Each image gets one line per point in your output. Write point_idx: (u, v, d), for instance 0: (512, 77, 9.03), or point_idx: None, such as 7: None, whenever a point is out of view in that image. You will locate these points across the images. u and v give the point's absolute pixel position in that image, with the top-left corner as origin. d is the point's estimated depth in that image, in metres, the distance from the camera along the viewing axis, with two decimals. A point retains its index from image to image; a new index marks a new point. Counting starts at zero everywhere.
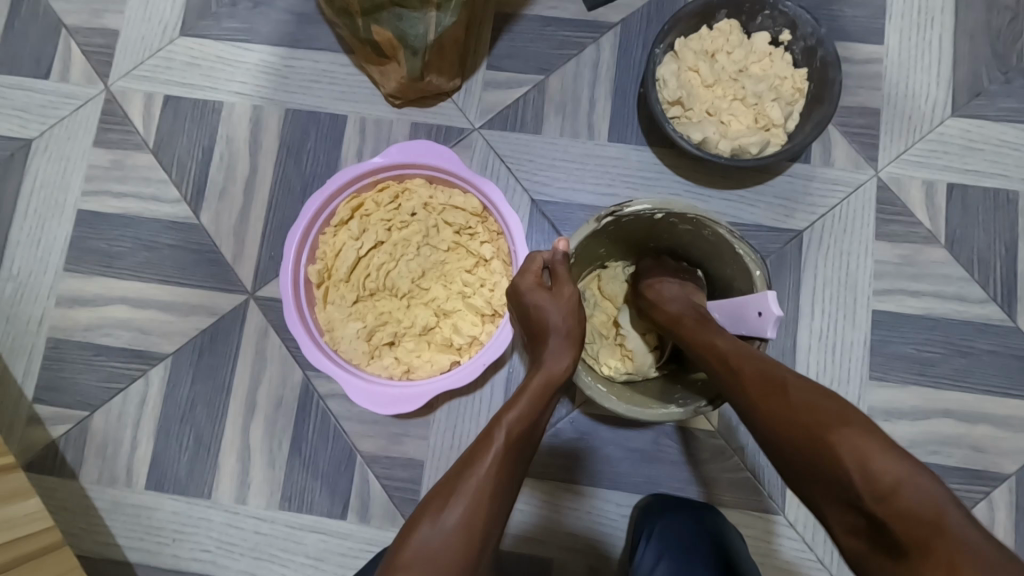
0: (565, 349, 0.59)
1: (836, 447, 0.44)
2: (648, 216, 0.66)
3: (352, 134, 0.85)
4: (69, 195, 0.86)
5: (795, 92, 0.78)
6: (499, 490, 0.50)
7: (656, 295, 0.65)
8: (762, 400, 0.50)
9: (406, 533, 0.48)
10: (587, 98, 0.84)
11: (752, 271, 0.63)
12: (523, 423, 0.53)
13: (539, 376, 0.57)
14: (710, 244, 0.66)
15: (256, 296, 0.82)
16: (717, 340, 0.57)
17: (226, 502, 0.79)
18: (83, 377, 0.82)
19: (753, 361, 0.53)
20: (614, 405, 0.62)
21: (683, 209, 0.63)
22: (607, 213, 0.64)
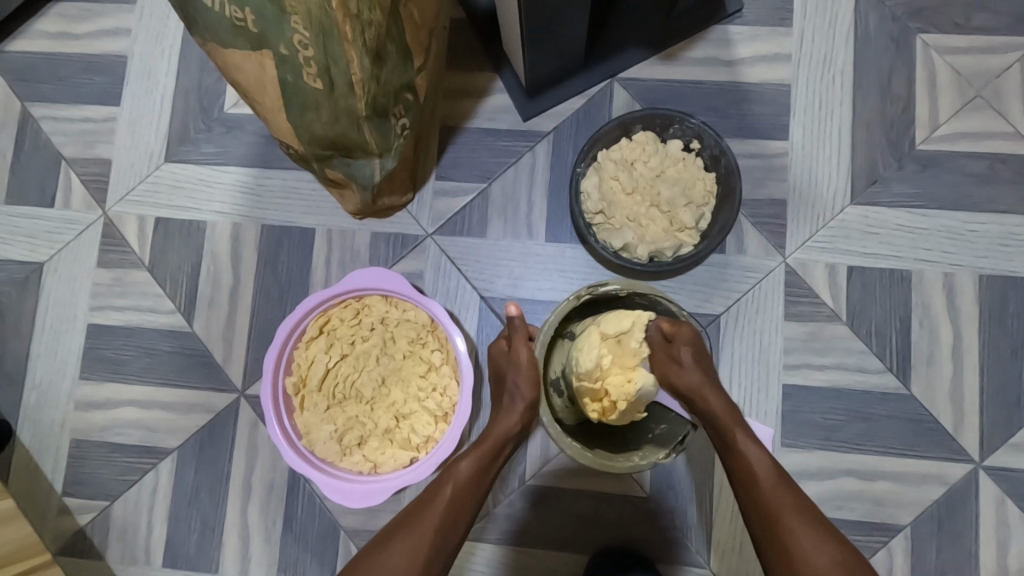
0: (518, 403, 0.70)
1: None
2: (616, 294, 0.76)
3: (320, 245, 0.96)
4: (78, 310, 0.98)
5: (706, 195, 0.87)
6: (444, 524, 0.63)
7: (694, 366, 0.67)
8: (796, 531, 0.61)
9: (368, 554, 0.62)
10: (526, 201, 0.94)
11: None
12: (474, 469, 0.66)
13: (493, 433, 0.69)
14: None
15: (246, 392, 0.94)
16: (725, 410, 0.66)
17: (231, 574, 0.91)
18: (103, 471, 0.94)
19: (742, 429, 0.65)
20: (588, 459, 0.69)
21: (646, 289, 0.74)
22: (584, 292, 0.73)
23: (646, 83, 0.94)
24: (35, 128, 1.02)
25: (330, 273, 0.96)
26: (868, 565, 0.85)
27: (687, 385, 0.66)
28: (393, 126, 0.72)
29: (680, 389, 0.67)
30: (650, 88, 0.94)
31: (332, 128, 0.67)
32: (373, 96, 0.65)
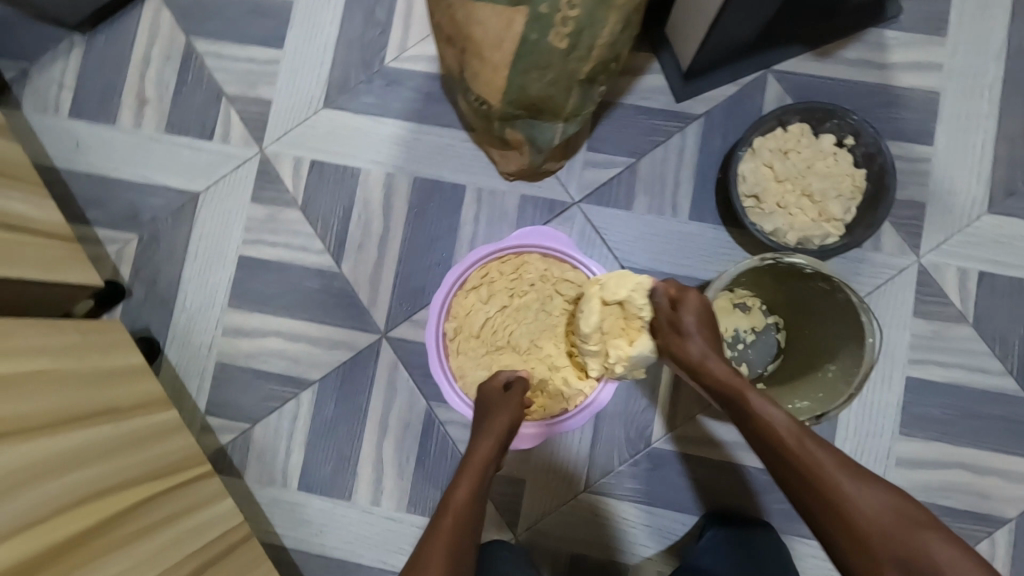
0: (492, 433, 0.77)
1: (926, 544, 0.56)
2: (799, 268, 0.77)
3: (470, 202, 1.00)
4: (231, 241, 1.02)
5: (854, 190, 0.91)
6: (461, 530, 0.67)
7: (697, 344, 0.73)
8: (840, 483, 0.61)
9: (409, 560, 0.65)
10: (673, 179, 0.98)
11: (866, 337, 0.73)
12: (472, 489, 0.71)
13: (475, 455, 0.75)
14: (839, 307, 0.76)
15: (388, 335, 0.99)
16: (757, 406, 0.67)
17: (363, 503, 0.97)
18: (247, 396, 1.00)
19: (797, 426, 0.65)
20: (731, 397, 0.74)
21: (831, 272, 0.73)
22: (770, 256, 0.75)
23: (800, 78, 0.98)
24: (199, 64, 1.06)
25: (476, 230, 1.00)
26: None
27: (715, 374, 0.72)
28: (591, 94, 0.79)
29: (718, 377, 0.71)
30: (803, 83, 0.98)
31: (549, 90, 0.74)
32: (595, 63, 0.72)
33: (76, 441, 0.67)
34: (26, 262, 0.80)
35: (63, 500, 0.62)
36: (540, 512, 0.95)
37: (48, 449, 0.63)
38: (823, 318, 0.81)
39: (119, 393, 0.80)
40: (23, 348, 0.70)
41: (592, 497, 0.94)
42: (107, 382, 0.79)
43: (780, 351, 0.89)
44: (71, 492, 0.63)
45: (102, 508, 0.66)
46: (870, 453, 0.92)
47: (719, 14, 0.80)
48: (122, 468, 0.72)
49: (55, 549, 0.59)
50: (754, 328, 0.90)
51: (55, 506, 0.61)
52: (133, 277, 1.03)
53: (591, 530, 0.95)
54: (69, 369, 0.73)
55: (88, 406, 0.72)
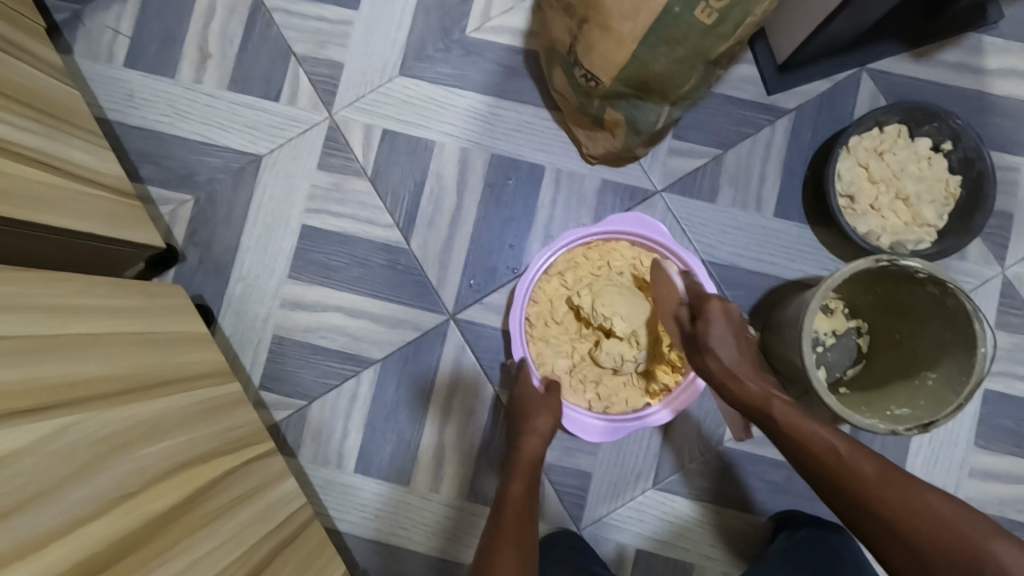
0: (535, 432, 0.78)
1: (998, 559, 0.50)
2: (909, 271, 0.75)
3: (548, 184, 0.97)
4: (293, 209, 0.97)
5: (948, 196, 0.89)
6: (519, 536, 0.69)
7: (724, 358, 0.70)
8: (889, 494, 0.56)
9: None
10: (759, 173, 0.95)
11: (978, 346, 0.71)
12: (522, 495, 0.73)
13: (523, 453, 0.77)
14: (947, 311, 0.75)
15: (456, 317, 0.95)
16: (804, 422, 0.64)
17: (422, 489, 0.94)
18: (304, 371, 0.95)
19: (844, 440, 0.61)
20: (832, 401, 0.72)
21: (943, 276, 0.72)
22: (886, 258, 0.72)
23: (895, 77, 0.96)
24: (266, 19, 1.00)
25: (554, 214, 0.96)
26: None
27: (746, 392, 0.68)
28: (710, 76, 0.78)
29: (747, 393, 0.68)
30: (897, 84, 0.96)
31: (670, 68, 0.71)
32: (733, 41, 0.69)
33: (159, 410, 0.65)
34: (93, 216, 0.75)
35: (155, 469, 0.60)
36: (605, 508, 0.92)
37: (133, 417, 0.61)
38: (924, 323, 0.79)
39: (190, 361, 0.77)
40: (103, 310, 0.67)
41: (660, 494, 0.92)
42: (180, 349, 0.76)
43: (861, 355, 0.88)
44: (161, 461, 0.61)
45: (191, 478, 0.63)
46: (945, 463, 0.91)
47: (839, 9, 0.77)
48: (203, 438, 0.69)
49: (155, 519, 0.56)
50: (835, 331, 0.89)
51: (148, 474, 0.58)
52: (186, 240, 0.98)
53: (657, 527, 0.92)
54: (145, 335, 0.71)
55: (164, 374, 0.70)
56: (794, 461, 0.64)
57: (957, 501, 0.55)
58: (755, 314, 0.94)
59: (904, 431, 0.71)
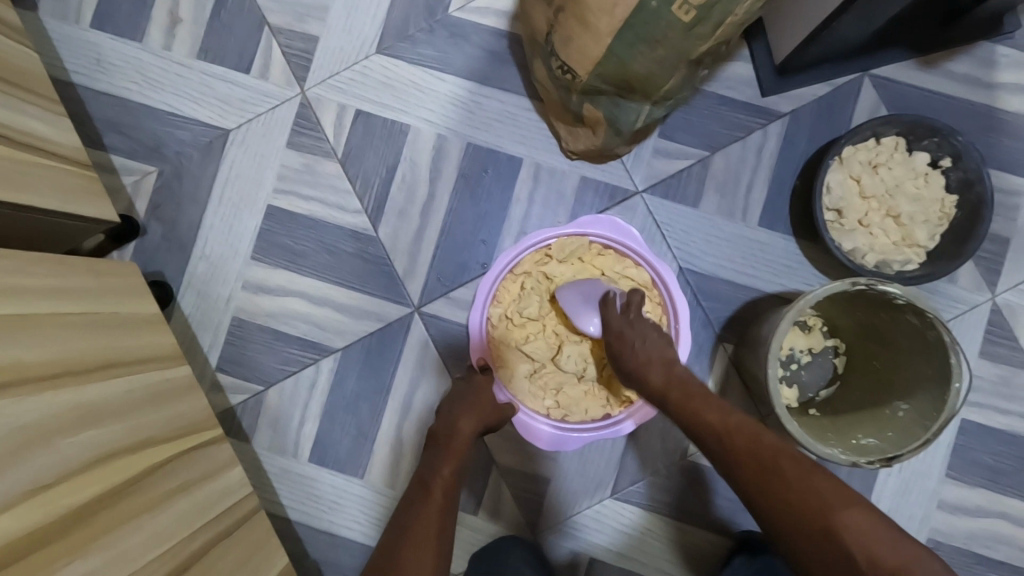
0: (471, 418, 0.74)
1: (845, 528, 0.51)
2: (889, 297, 0.71)
3: (525, 178, 0.92)
4: (260, 189, 0.94)
5: (943, 217, 0.85)
6: (441, 528, 0.66)
7: (640, 353, 0.71)
8: (736, 439, 0.61)
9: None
10: (747, 180, 0.91)
11: (953, 382, 0.67)
12: (449, 485, 0.70)
13: (456, 437, 0.73)
14: (925, 342, 0.71)
15: (422, 310, 0.93)
16: (852, 516, 0.51)
17: (378, 483, 0.91)
18: (263, 357, 0.93)
19: (837, 492, 0.53)
20: (795, 429, 0.69)
21: (926, 306, 0.68)
22: (864, 281, 0.69)
23: (899, 87, 0.90)
24: None
25: (529, 209, 0.92)
26: None
27: (651, 381, 0.70)
28: (694, 75, 0.73)
29: (661, 387, 0.69)
30: (900, 93, 0.90)
31: (652, 68, 0.67)
32: (715, 41, 0.65)
33: (88, 398, 0.61)
34: (45, 189, 0.72)
35: (80, 461, 0.57)
36: (561, 515, 0.90)
37: (65, 411, 0.57)
38: (904, 351, 0.75)
39: (137, 345, 0.74)
40: (36, 287, 0.63)
41: (619, 504, 0.90)
42: (124, 331, 0.73)
43: (837, 377, 0.85)
44: (86, 451, 0.58)
45: (118, 472, 0.61)
46: (915, 494, 0.88)
47: (839, 12, 0.72)
48: (139, 429, 0.66)
49: (73, 515, 0.54)
50: (812, 350, 0.86)
51: (72, 469, 0.56)
52: (149, 214, 0.94)
53: (615, 539, 0.90)
54: (84, 317, 0.67)
55: (104, 361, 0.66)
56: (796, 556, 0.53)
57: (787, 442, 0.59)
58: (730, 326, 0.90)
59: (869, 465, 0.68)
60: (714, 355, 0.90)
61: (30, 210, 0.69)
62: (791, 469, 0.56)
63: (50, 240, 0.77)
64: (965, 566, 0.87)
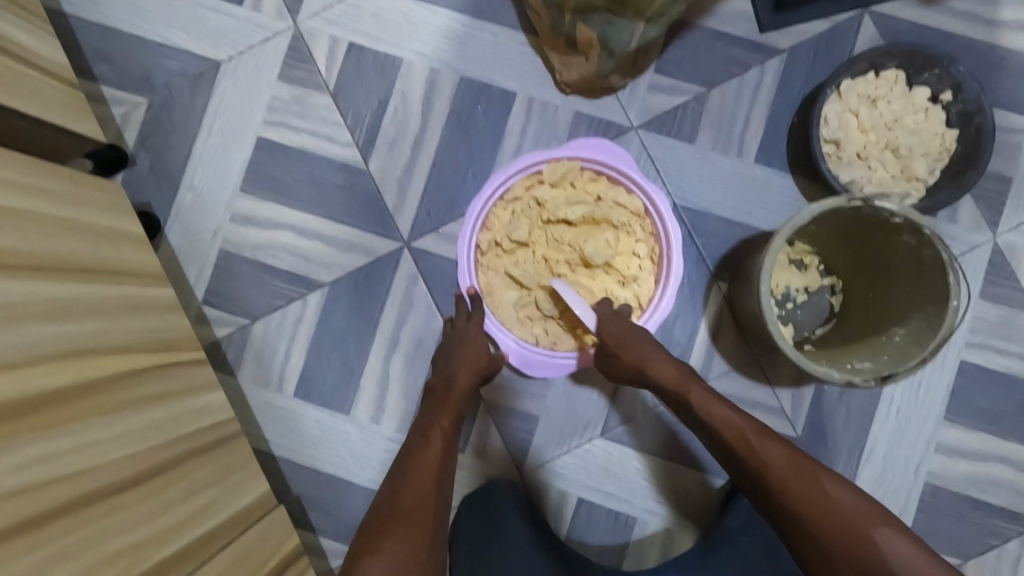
0: (469, 368, 0.74)
1: (869, 539, 0.57)
2: (885, 217, 0.69)
3: (519, 113, 0.91)
4: (250, 121, 0.93)
5: (943, 152, 0.83)
6: (438, 480, 0.66)
7: (635, 350, 0.72)
8: (736, 440, 0.65)
9: (372, 535, 0.61)
10: (744, 117, 0.89)
11: (950, 300, 0.65)
12: (447, 437, 0.70)
13: (453, 388, 0.73)
14: (921, 263, 0.69)
15: (411, 245, 0.91)
16: (873, 531, 0.57)
17: (363, 419, 0.90)
18: (249, 289, 0.92)
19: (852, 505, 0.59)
20: (786, 346, 0.68)
21: (924, 222, 0.66)
22: (859, 197, 0.67)
23: (899, 24, 0.89)
24: None
25: (522, 144, 0.91)
26: (999, 550, 0.85)
27: (625, 362, 0.72)
28: None
29: (664, 377, 0.70)
30: (901, 30, 0.89)
31: None
32: None
33: (64, 294, 0.60)
34: (30, 97, 0.71)
35: (49, 350, 0.55)
36: (548, 454, 0.88)
37: (30, 302, 0.55)
38: (900, 278, 0.73)
39: (114, 257, 0.72)
40: (18, 182, 0.62)
41: (608, 444, 0.88)
42: (106, 243, 0.71)
43: (832, 315, 0.83)
44: (59, 343, 0.57)
45: (85, 369, 0.58)
46: (910, 436, 0.86)
47: None
48: (110, 333, 0.65)
49: (36, 398, 0.51)
50: (808, 289, 0.83)
51: (36, 354, 0.54)
52: (138, 145, 0.93)
53: (603, 480, 0.88)
54: (65, 220, 0.66)
55: (77, 262, 0.65)
56: (789, 534, 0.61)
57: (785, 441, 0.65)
58: (724, 264, 0.89)
59: (864, 384, 0.66)
60: (708, 294, 0.88)
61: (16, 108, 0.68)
62: (794, 470, 0.62)
63: (45, 146, 0.76)
64: (962, 510, 0.85)
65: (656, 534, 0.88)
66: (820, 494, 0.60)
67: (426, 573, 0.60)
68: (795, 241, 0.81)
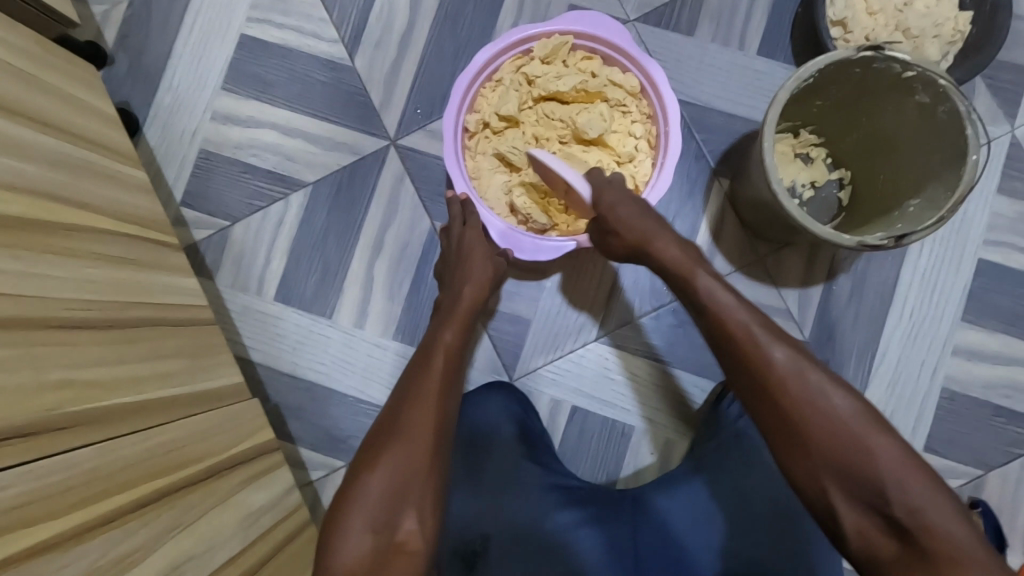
0: (476, 281, 0.71)
1: (873, 456, 0.50)
2: (897, 74, 0.64)
3: (510, 6, 0.88)
4: (234, 18, 0.90)
5: (955, 35, 0.79)
6: (444, 395, 0.62)
7: (637, 226, 0.65)
8: (739, 339, 0.56)
9: (371, 450, 0.58)
10: (745, 8, 0.86)
11: (968, 155, 0.61)
12: (456, 351, 0.66)
13: (462, 302, 0.69)
14: (937, 124, 0.65)
15: (398, 144, 0.87)
16: (880, 448, 0.50)
17: (346, 323, 0.86)
18: (229, 190, 0.88)
19: (854, 417, 0.52)
20: (793, 209, 0.64)
21: (940, 72, 0.61)
22: (869, 47, 0.62)
23: None
24: None
25: None
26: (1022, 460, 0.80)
27: (625, 237, 0.66)
28: None
29: (665, 257, 0.64)
30: None
31: None
32: None
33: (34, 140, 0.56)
34: None
35: (20, 182, 0.51)
36: (539, 360, 0.84)
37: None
38: (914, 149, 0.69)
39: (92, 126, 0.69)
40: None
41: (604, 348, 0.84)
42: (77, 111, 0.67)
43: (841, 209, 0.79)
44: (31, 180, 0.53)
45: (51, 208, 0.54)
46: (925, 338, 0.81)
47: None
48: (81, 188, 0.61)
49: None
50: (814, 183, 0.79)
51: (7, 177, 0.50)
52: (117, 43, 0.90)
53: (599, 387, 0.84)
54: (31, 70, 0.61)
55: (55, 118, 0.61)
56: (774, 435, 0.54)
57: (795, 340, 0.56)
58: (725, 160, 0.84)
59: (880, 245, 0.61)
60: (709, 191, 0.84)
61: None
62: (790, 373, 0.53)
63: (31, 14, 0.73)
64: (981, 417, 0.80)
65: (655, 443, 0.83)
66: (815, 389, 0.53)
67: (429, 488, 0.56)
68: (800, 130, 0.78)
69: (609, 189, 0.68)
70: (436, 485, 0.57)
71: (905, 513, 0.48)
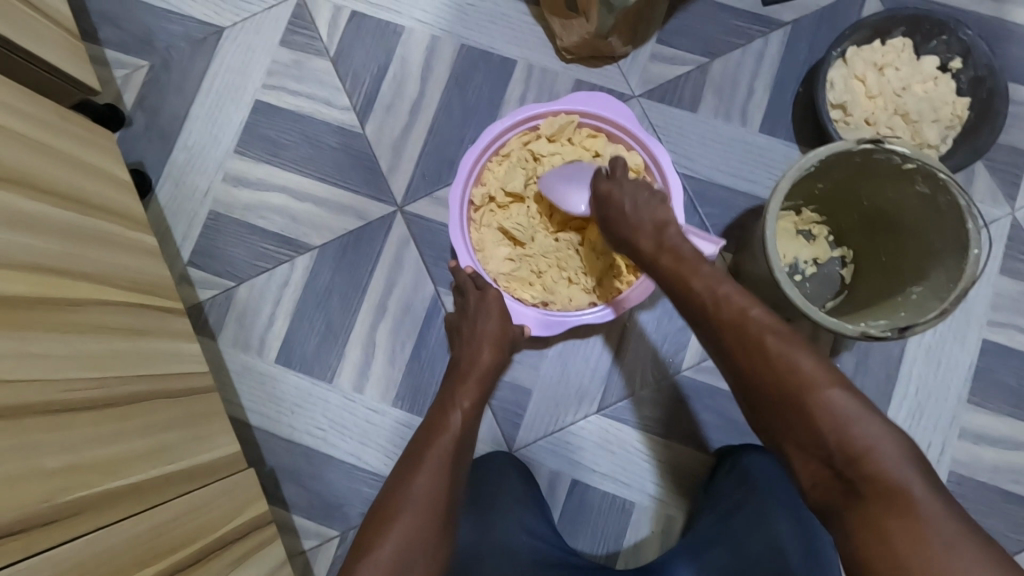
0: (486, 347, 0.71)
1: (822, 413, 0.47)
2: (896, 164, 0.65)
3: (518, 79, 0.90)
4: (249, 84, 0.92)
5: (954, 118, 0.80)
6: (455, 459, 0.61)
7: (641, 217, 0.65)
8: (720, 317, 0.55)
9: (379, 521, 0.56)
10: (746, 86, 0.88)
11: (969, 249, 0.61)
12: (472, 415, 0.66)
13: (474, 366, 0.70)
14: (938, 213, 0.65)
15: (404, 209, 0.89)
16: (835, 405, 0.47)
17: (345, 387, 0.86)
18: (234, 250, 0.89)
19: (815, 370, 0.49)
20: (796, 296, 0.63)
21: (938, 166, 0.62)
22: (868, 139, 0.63)
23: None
24: None
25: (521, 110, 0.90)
26: None
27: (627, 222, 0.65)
28: None
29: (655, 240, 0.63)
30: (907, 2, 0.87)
31: None
32: None
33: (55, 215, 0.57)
34: (49, 42, 0.70)
35: (30, 261, 0.52)
36: (538, 432, 0.83)
37: (17, 207, 0.52)
38: (916, 235, 0.70)
39: (113, 194, 0.69)
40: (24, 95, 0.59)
41: (605, 421, 0.83)
42: (102, 180, 0.68)
43: (844, 286, 0.79)
44: (39, 257, 0.53)
45: (62, 284, 0.55)
46: (931, 419, 0.80)
47: None
48: (95, 259, 0.61)
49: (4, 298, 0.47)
50: (816, 259, 0.80)
51: (20, 259, 0.51)
52: (135, 105, 0.93)
53: (599, 460, 0.82)
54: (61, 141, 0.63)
55: (76, 190, 0.62)
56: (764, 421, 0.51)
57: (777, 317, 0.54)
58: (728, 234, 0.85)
59: (883, 335, 0.61)
60: None
61: (31, 35, 0.66)
62: (756, 339, 0.52)
63: (57, 84, 0.74)
64: (990, 502, 0.79)
65: (655, 520, 0.81)
66: (783, 354, 0.50)
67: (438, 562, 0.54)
68: (803, 208, 0.78)
69: (608, 176, 0.70)
70: (446, 556, 0.55)
71: (886, 493, 0.43)
